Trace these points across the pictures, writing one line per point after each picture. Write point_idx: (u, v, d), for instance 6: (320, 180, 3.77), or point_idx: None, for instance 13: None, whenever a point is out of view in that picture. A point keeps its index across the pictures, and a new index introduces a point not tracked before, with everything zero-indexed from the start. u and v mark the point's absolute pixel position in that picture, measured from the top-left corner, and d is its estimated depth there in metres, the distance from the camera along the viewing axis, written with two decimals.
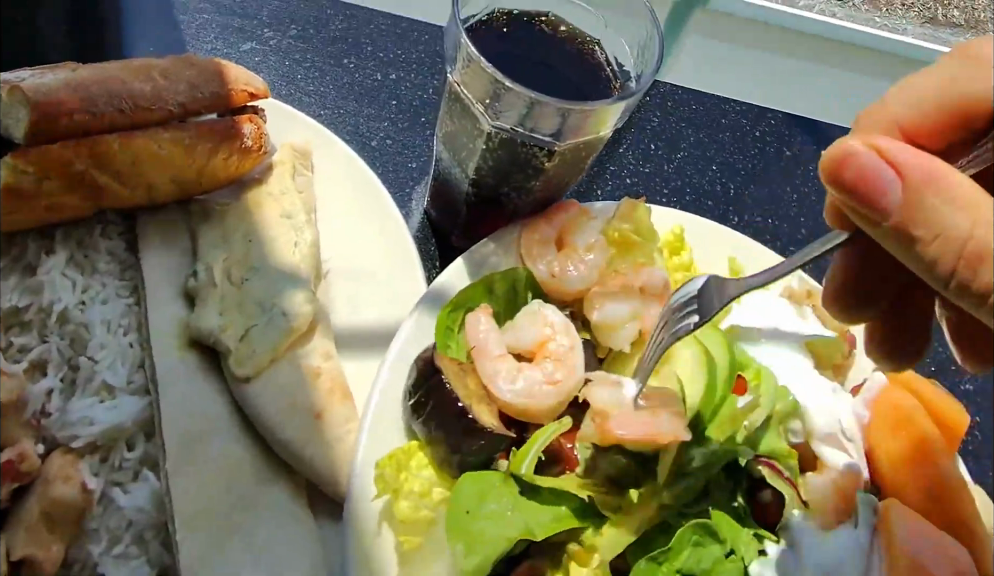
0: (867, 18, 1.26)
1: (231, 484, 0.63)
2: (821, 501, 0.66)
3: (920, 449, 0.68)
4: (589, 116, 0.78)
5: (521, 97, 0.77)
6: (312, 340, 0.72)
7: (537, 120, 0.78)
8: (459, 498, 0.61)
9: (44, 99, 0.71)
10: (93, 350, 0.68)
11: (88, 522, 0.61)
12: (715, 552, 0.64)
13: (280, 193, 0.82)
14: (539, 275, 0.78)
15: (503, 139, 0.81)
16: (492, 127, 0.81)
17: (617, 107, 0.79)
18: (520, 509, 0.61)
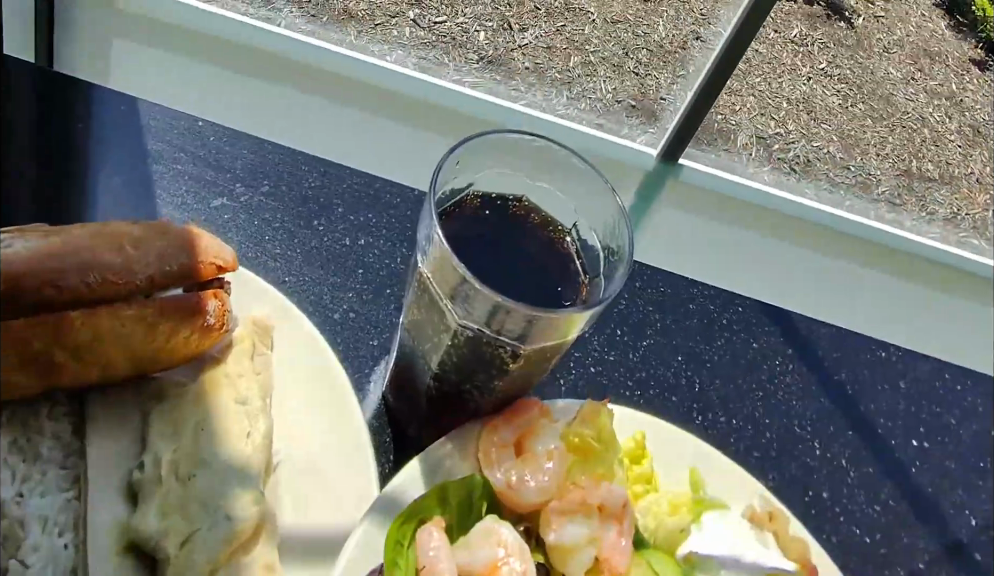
0: (835, 182, 1.32)
1: None
2: None
3: None
4: (557, 323, 0.78)
5: (488, 298, 0.77)
6: (255, 548, 0.71)
7: (503, 323, 0.78)
8: None
9: (10, 276, 0.69)
10: (25, 552, 0.66)
11: None
12: None
13: (237, 374, 0.81)
14: (496, 484, 0.77)
15: (468, 337, 0.81)
16: (458, 325, 0.81)
17: (585, 316, 0.80)
18: None
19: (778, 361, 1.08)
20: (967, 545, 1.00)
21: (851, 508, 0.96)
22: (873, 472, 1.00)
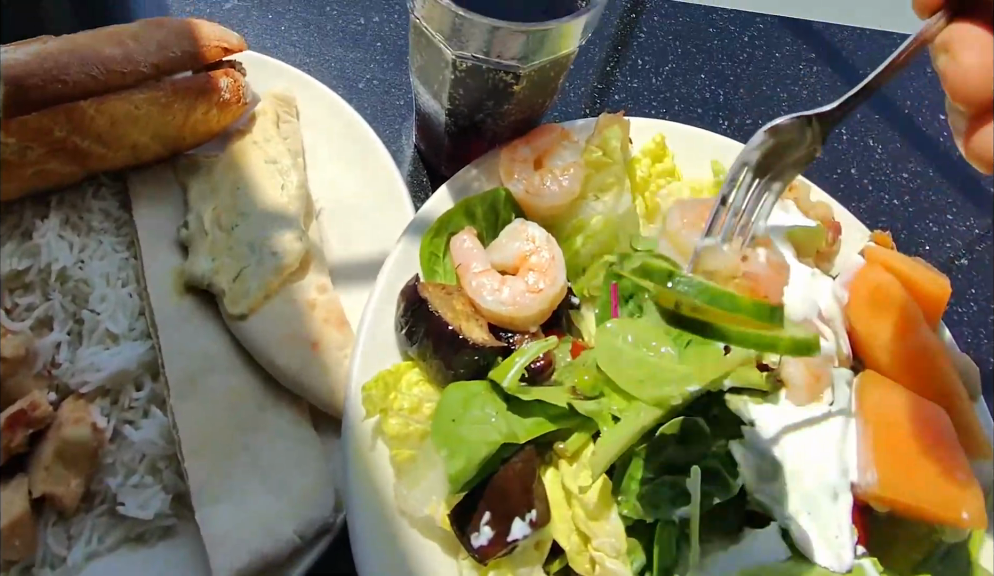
0: None
1: (232, 414, 0.66)
2: (793, 382, 0.69)
3: (892, 332, 0.71)
4: (553, 33, 0.77)
5: (479, 26, 0.76)
6: (305, 277, 0.74)
7: (500, 47, 0.78)
8: (445, 408, 0.63)
9: (18, 73, 0.73)
10: (94, 302, 0.71)
11: (104, 458, 0.65)
12: (699, 447, 0.66)
13: (264, 141, 0.84)
14: (516, 192, 0.79)
15: (468, 67, 0.81)
16: (456, 57, 0.80)
17: (581, 23, 0.79)
18: (500, 415, 0.64)
19: (802, 64, 1.09)
20: None
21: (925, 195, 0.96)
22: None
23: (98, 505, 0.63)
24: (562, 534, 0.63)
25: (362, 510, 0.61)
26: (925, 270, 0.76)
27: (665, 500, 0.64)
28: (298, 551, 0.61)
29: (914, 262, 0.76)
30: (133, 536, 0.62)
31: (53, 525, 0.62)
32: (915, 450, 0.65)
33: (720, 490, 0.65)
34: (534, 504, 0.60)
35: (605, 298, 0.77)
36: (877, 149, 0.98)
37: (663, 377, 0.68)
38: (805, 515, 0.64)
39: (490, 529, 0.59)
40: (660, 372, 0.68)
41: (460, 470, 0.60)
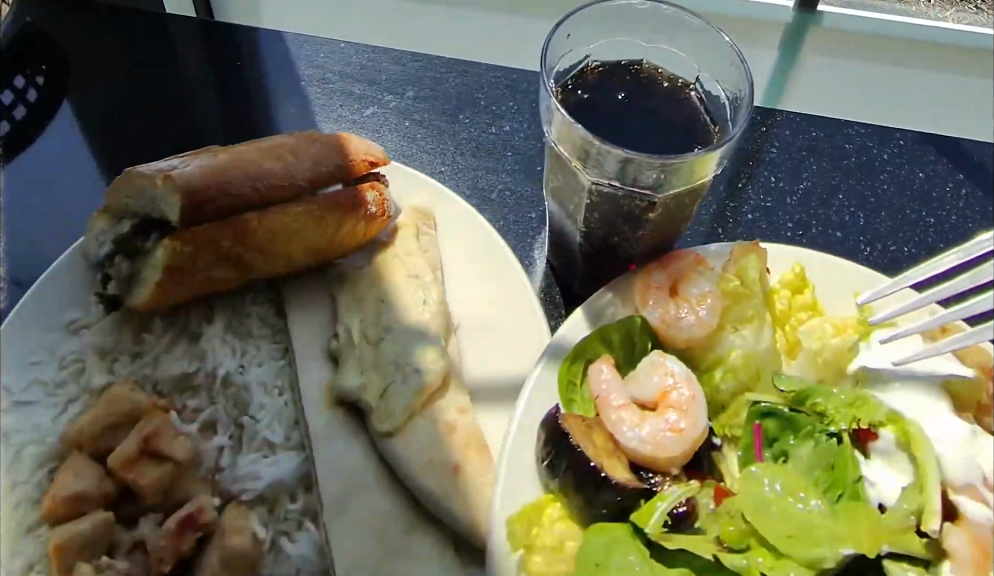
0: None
1: (381, 535, 0.69)
2: (960, 553, 0.65)
3: None
4: (686, 166, 0.80)
5: (613, 157, 0.80)
6: (446, 395, 0.78)
7: (635, 176, 0.81)
8: (587, 554, 0.64)
9: (192, 188, 0.79)
10: (254, 410, 0.76)
11: (262, 569, 0.68)
12: None
13: (406, 254, 0.88)
14: (653, 321, 0.81)
15: (602, 192, 0.85)
16: (591, 182, 0.84)
17: (715, 156, 0.80)
18: (644, 564, 0.64)
19: (948, 187, 1.07)
20: None
21: None
22: None
23: None
24: None
25: None
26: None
27: None
28: None
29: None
30: None
31: None
32: None
33: None
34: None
35: (748, 441, 0.75)
36: None
37: (818, 536, 0.66)
38: None
39: None
40: (812, 531, 0.66)
41: None
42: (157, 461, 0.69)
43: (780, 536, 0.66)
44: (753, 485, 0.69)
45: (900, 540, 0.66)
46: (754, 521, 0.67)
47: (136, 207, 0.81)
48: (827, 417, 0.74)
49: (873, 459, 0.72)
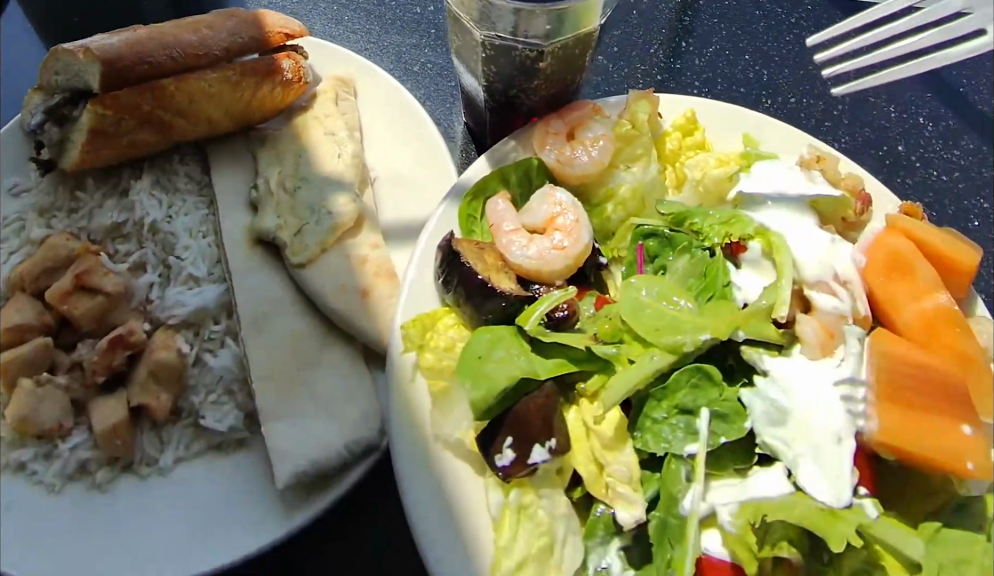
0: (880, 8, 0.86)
1: (295, 348, 0.76)
2: (807, 337, 0.73)
3: (924, 295, 0.74)
4: (572, 12, 0.83)
5: (505, 8, 0.82)
6: (359, 235, 0.84)
7: (524, 25, 0.84)
8: (471, 348, 0.70)
9: (110, 57, 0.82)
10: (179, 251, 0.82)
11: (188, 380, 0.76)
12: (711, 393, 0.70)
13: (324, 116, 0.93)
14: (548, 161, 0.85)
15: (495, 45, 0.87)
16: (483, 37, 0.87)
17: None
18: (523, 354, 0.71)
19: None
20: None
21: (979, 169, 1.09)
22: (958, 153, 1.10)
23: (184, 418, 0.74)
24: (584, 469, 0.68)
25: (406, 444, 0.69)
26: (953, 239, 0.79)
27: (675, 439, 0.68)
28: (347, 466, 0.70)
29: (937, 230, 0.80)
30: (214, 445, 0.73)
31: (148, 431, 0.73)
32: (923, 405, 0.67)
33: (731, 431, 0.68)
34: (552, 435, 0.67)
35: (632, 258, 0.83)
36: (926, 126, 1.13)
37: (679, 327, 0.73)
38: (810, 459, 0.66)
39: (512, 451, 0.66)
40: (677, 323, 0.73)
41: (479, 400, 0.68)
42: (89, 294, 0.76)
43: (649, 327, 0.73)
44: (628, 288, 0.76)
45: (752, 327, 0.73)
46: (624, 317, 0.74)
47: (62, 81, 0.86)
48: (703, 233, 0.81)
49: (742, 268, 0.80)
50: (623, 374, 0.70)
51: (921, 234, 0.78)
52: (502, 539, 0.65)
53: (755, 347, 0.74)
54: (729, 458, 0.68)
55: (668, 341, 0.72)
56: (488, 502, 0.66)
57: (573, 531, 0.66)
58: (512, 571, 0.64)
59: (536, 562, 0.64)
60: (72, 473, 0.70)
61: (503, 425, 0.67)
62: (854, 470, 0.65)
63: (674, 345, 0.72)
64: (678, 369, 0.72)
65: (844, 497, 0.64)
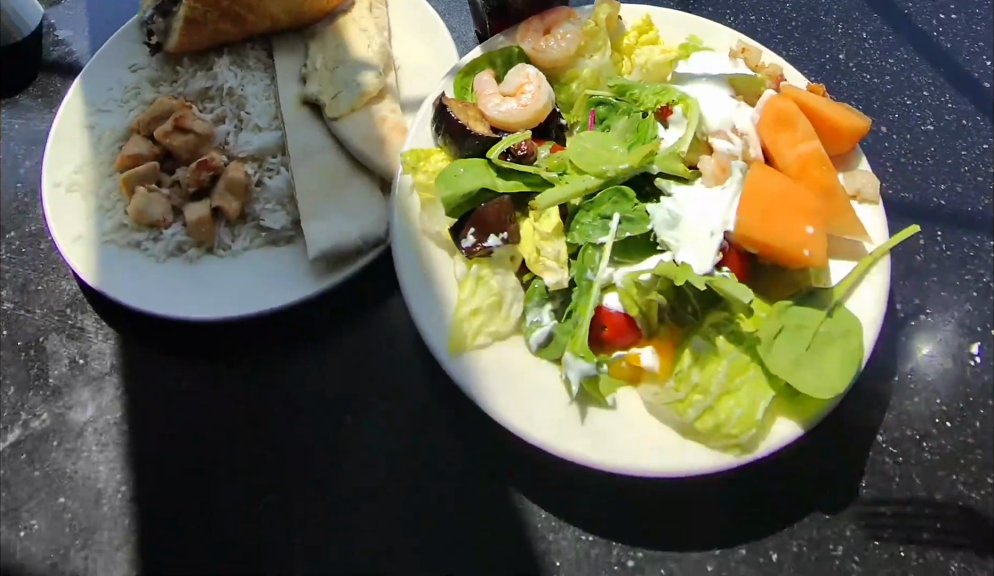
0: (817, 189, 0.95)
1: (329, 176, 1.04)
2: (705, 171, 0.97)
3: (803, 140, 0.97)
4: None
5: None
6: (381, 102, 1.11)
7: None
8: (450, 169, 0.95)
9: None
10: (249, 108, 1.11)
11: (253, 195, 1.05)
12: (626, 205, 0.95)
13: (359, 18, 1.19)
14: (526, 49, 1.10)
15: None
16: None
17: None
18: (489, 175, 0.96)
19: None
20: (968, 106, 1.28)
21: (908, 75, 1.31)
22: (891, 63, 1.33)
23: (250, 221, 1.03)
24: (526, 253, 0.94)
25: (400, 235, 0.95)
26: (830, 107, 1.01)
27: (593, 234, 0.93)
28: (362, 251, 0.98)
29: (820, 100, 1.03)
30: (271, 239, 1.01)
31: (224, 226, 1.02)
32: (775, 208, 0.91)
33: (634, 227, 0.93)
34: (504, 229, 0.93)
35: (584, 121, 1.09)
36: (866, 40, 1.36)
37: (607, 159, 0.97)
38: (685, 243, 0.92)
39: (474, 237, 0.92)
40: (607, 157, 0.97)
41: (450, 199, 0.94)
42: (184, 133, 1.05)
43: (585, 161, 0.98)
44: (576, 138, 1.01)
45: (664, 163, 0.97)
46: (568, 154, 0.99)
47: None
48: (639, 101, 1.06)
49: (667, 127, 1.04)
50: (558, 188, 0.95)
51: (811, 101, 1.01)
52: (463, 295, 0.91)
53: (666, 179, 0.98)
54: (635, 249, 0.94)
55: (595, 169, 0.97)
56: (455, 273, 0.93)
57: (517, 300, 0.93)
58: (468, 313, 0.89)
59: (487, 310, 0.90)
60: (171, 251, 0.99)
61: (469, 220, 0.93)
62: (717, 249, 0.90)
63: (601, 172, 0.97)
64: (605, 191, 0.96)
65: (707, 268, 0.89)
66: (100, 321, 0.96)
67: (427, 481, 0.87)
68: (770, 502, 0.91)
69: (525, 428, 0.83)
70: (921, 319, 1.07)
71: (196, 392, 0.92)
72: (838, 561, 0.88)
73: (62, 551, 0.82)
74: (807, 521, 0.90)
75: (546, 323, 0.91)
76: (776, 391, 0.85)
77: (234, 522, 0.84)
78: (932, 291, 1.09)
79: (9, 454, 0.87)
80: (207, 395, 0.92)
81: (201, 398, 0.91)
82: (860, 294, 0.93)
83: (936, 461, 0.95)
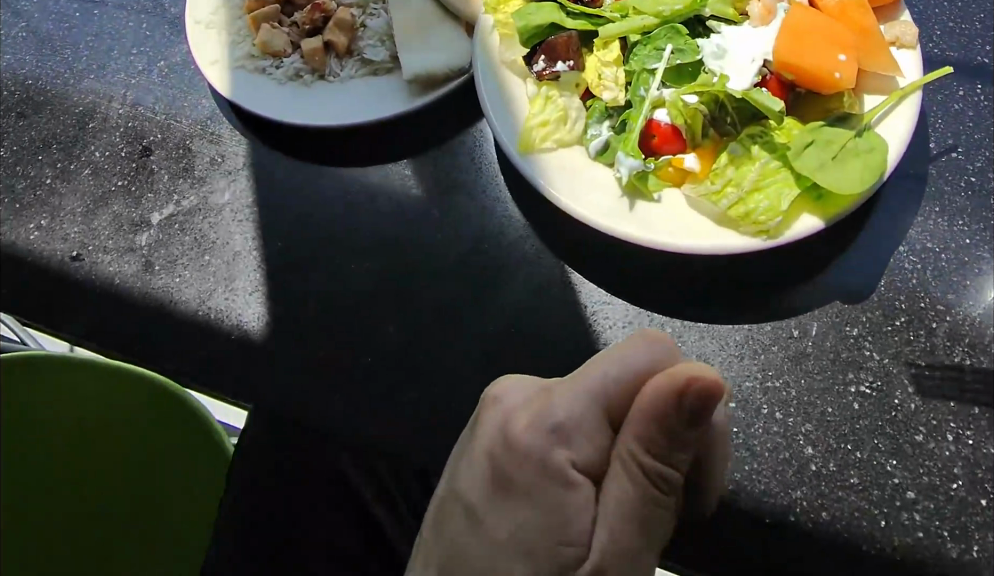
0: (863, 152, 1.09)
1: (422, 17, 1.20)
2: (751, 12, 1.09)
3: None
4: None
5: None
6: None
7: None
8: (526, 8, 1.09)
9: None
10: None
11: (358, 33, 1.22)
12: (678, 40, 1.08)
13: None
14: None
15: None
16: None
17: None
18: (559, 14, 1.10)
19: None
20: None
21: None
22: None
23: (354, 56, 1.21)
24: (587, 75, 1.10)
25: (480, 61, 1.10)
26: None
27: (646, 62, 1.08)
28: (450, 78, 1.15)
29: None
30: (371, 70, 1.19)
31: (333, 58, 1.20)
32: (809, 39, 1.02)
33: (684, 55, 1.07)
34: (570, 58, 1.09)
35: None
36: None
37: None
38: (730, 68, 1.07)
39: (543, 64, 1.09)
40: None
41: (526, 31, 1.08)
42: None
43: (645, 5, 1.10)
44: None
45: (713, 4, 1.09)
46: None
47: None
48: None
49: None
50: (619, 24, 1.10)
51: None
52: (534, 109, 1.07)
53: (715, 20, 1.11)
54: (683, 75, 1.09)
55: (653, 11, 1.10)
56: (527, 93, 1.09)
57: (581, 115, 1.09)
58: (538, 123, 1.06)
59: (553, 122, 1.06)
60: (290, 75, 1.18)
61: (540, 49, 1.10)
62: (758, 71, 1.06)
63: (660, 12, 1.09)
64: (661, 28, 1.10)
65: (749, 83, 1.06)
66: (233, 130, 1.21)
67: (503, 262, 1.12)
68: (789, 293, 1.13)
69: (584, 213, 1.02)
70: (952, 157, 1.19)
71: (318, 190, 1.17)
72: (852, 338, 1.10)
73: (210, 293, 1.11)
74: (828, 308, 1.12)
75: (602, 134, 1.07)
76: (802, 189, 1.01)
77: (353, 285, 1.10)
78: (967, 134, 1.20)
79: (165, 224, 1.16)
80: (328, 192, 1.17)
81: (320, 194, 1.17)
82: (891, 122, 1.04)
83: (942, 274, 1.12)
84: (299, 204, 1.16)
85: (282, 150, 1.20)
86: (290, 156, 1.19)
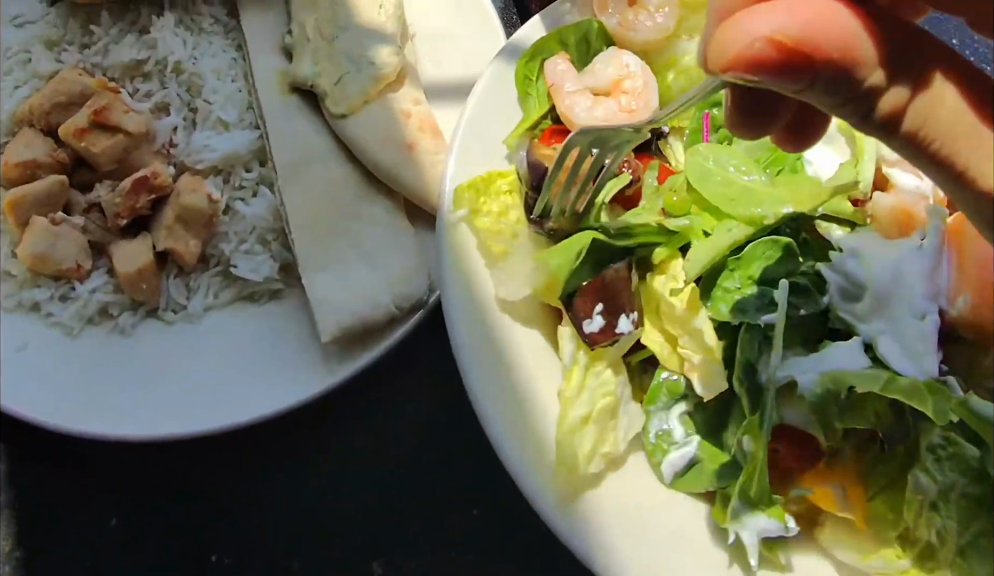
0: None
1: (337, 200, 0.70)
2: (881, 213, 0.65)
3: None
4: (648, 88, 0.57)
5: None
6: (400, 90, 0.74)
7: None
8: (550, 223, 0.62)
9: None
10: (207, 94, 0.75)
11: (219, 227, 0.70)
12: (790, 269, 0.64)
13: None
14: (609, 27, 0.69)
15: None
16: None
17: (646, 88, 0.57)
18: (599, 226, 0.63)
19: None
20: None
21: None
22: None
23: (214, 267, 0.70)
24: (656, 339, 0.62)
25: (457, 298, 0.61)
26: (946, 123, 0.38)
27: (749, 307, 0.61)
28: (395, 321, 0.65)
29: (852, 93, 0.37)
30: (245, 295, 0.68)
31: (174, 277, 0.69)
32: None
33: (808, 303, 0.63)
34: (635, 305, 0.61)
35: (696, 127, 0.71)
36: None
37: (763, 195, 0.65)
38: (889, 329, 0.60)
39: (600, 319, 0.60)
40: (753, 194, 0.65)
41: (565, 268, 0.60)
42: (109, 134, 0.69)
43: (734, 204, 0.65)
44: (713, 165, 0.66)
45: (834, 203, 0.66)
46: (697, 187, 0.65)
47: None
48: None
49: (813, 146, 0.72)
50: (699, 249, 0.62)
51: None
52: (567, 392, 0.58)
53: (829, 224, 0.66)
54: (799, 328, 0.63)
55: (748, 214, 0.64)
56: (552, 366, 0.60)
57: (628, 397, 0.60)
58: (579, 425, 0.57)
59: (600, 425, 0.58)
60: (90, 316, 0.66)
61: (587, 292, 0.61)
62: (936, 343, 0.59)
63: (766, 218, 0.64)
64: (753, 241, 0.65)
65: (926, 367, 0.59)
66: None
67: None
68: None
69: None
70: None
71: (141, 523, 0.68)
72: None
73: None
74: None
75: (684, 438, 0.60)
76: None
77: None
78: None
79: None
80: (159, 526, 0.68)
81: (145, 534, 0.68)
82: None
83: None
84: (116, 552, 0.67)
85: (70, 452, 0.69)
86: (96, 468, 0.69)
